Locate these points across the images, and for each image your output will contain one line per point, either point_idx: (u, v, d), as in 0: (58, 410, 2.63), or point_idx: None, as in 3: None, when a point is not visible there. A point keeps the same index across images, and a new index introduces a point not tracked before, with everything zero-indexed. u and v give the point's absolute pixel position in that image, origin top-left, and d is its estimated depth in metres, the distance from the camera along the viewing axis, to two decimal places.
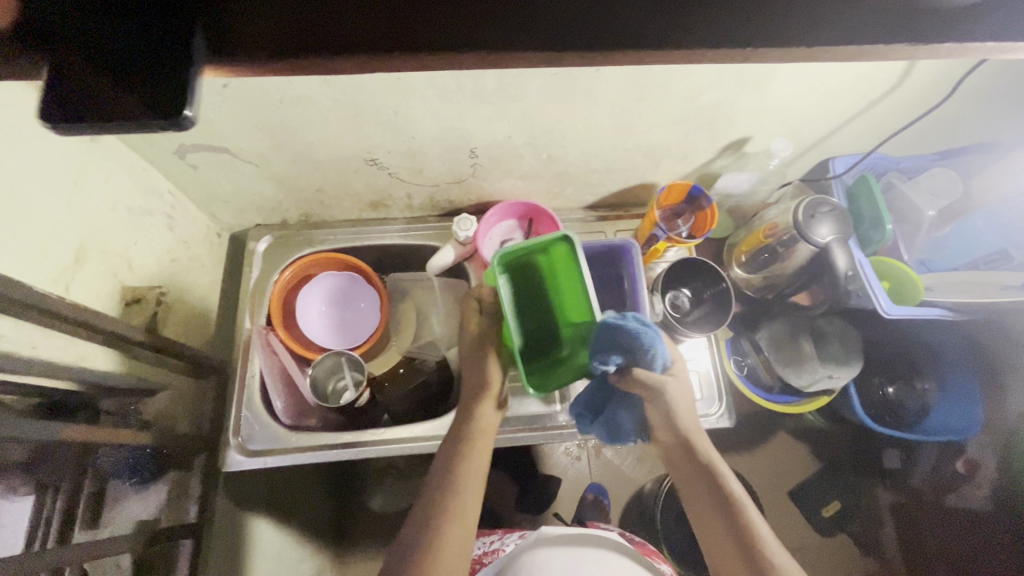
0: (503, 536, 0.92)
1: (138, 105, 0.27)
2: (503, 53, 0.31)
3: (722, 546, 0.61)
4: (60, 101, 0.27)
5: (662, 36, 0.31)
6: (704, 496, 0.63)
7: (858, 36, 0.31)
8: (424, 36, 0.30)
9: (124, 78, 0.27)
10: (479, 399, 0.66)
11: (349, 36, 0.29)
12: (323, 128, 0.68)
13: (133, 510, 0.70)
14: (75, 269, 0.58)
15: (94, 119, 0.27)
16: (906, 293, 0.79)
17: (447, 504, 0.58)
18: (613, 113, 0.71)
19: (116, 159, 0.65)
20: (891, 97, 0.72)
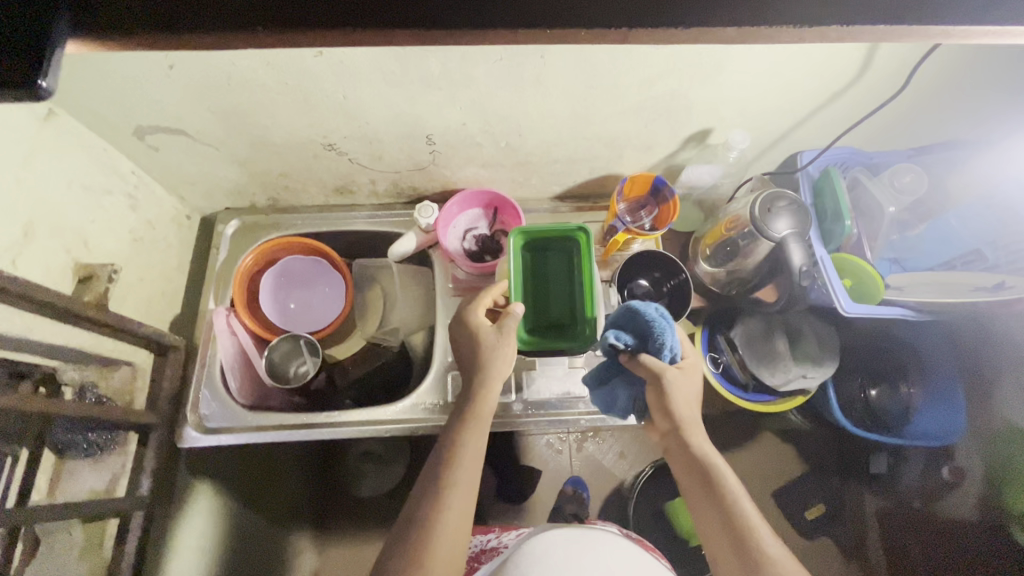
0: (502, 534, 0.91)
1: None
2: (374, 33, 0.31)
3: (716, 542, 0.58)
4: None
5: (532, 15, 0.31)
6: (698, 487, 0.61)
7: (712, 19, 0.32)
8: (291, 12, 0.30)
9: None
10: (483, 377, 0.64)
11: (216, 12, 0.30)
12: (276, 112, 0.69)
13: (88, 481, 0.72)
14: (23, 244, 0.59)
15: None
16: (867, 292, 0.78)
17: (445, 481, 0.58)
18: (565, 101, 0.70)
19: (71, 138, 0.66)
20: (852, 89, 0.70)
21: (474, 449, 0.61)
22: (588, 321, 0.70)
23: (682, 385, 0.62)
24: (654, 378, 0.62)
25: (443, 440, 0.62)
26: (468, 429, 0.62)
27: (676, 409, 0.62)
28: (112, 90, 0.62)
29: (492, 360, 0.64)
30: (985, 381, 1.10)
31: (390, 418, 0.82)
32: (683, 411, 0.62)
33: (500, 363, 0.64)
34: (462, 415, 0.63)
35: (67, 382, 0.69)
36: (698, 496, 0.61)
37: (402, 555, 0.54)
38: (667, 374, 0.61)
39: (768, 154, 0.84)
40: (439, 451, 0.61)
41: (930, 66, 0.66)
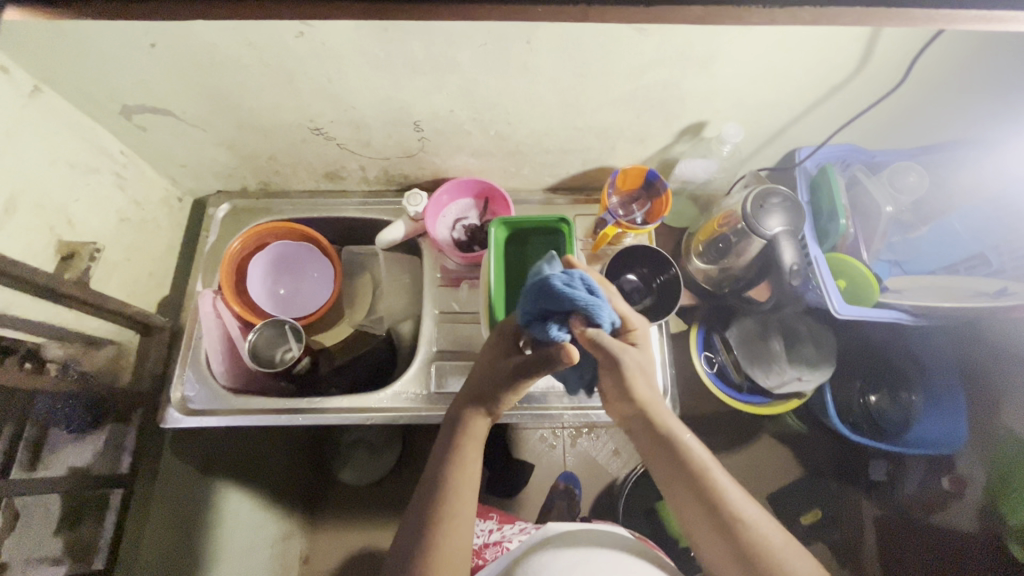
0: (503, 529, 0.91)
1: None
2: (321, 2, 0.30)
3: (698, 524, 0.58)
4: None
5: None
6: (667, 463, 0.60)
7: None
8: None
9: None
10: (472, 409, 0.62)
11: None
12: (261, 93, 0.68)
13: (70, 457, 0.72)
14: (4, 219, 0.60)
15: None
16: (860, 294, 0.75)
17: (441, 515, 0.56)
18: (554, 89, 0.69)
19: (56, 115, 0.66)
20: (852, 82, 0.67)
21: (467, 480, 0.59)
22: None
23: (643, 367, 0.60)
24: (615, 364, 0.59)
25: (430, 474, 0.59)
26: (456, 462, 0.59)
27: (636, 391, 0.60)
28: (97, 67, 0.62)
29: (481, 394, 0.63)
30: (994, 392, 1.07)
31: (371, 407, 0.81)
32: (642, 395, 0.60)
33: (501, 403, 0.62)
34: (450, 451, 0.60)
35: (52, 359, 0.69)
36: (669, 471, 0.60)
37: None
38: (624, 357, 0.58)
39: (766, 150, 0.82)
40: (430, 485, 0.59)
41: (929, 61, 0.65)
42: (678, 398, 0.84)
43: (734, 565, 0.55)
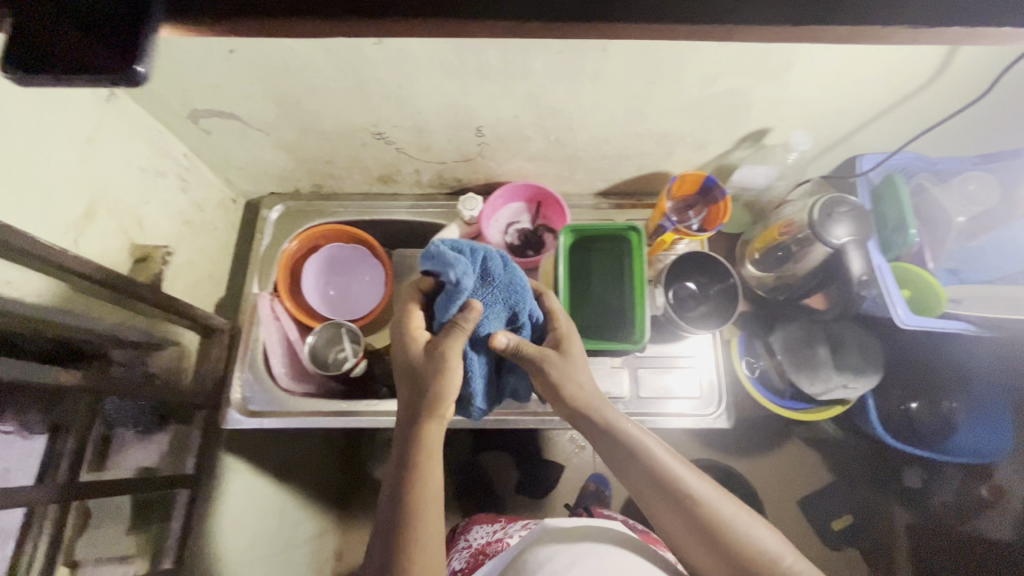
0: (507, 526, 0.89)
1: (84, 59, 0.27)
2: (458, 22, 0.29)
3: (661, 509, 0.57)
4: (24, 56, 0.27)
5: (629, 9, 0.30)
6: (613, 452, 0.60)
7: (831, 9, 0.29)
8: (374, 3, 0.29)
9: (90, 37, 0.28)
10: (416, 417, 0.57)
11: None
12: (328, 99, 0.69)
13: (135, 457, 0.74)
14: (84, 224, 0.60)
15: (43, 68, 0.27)
16: (926, 301, 0.74)
17: (411, 535, 0.51)
18: (623, 96, 0.68)
19: (129, 120, 0.67)
20: (923, 91, 0.66)
21: (430, 492, 0.53)
22: (641, 320, 0.67)
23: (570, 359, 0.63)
24: (538, 367, 0.63)
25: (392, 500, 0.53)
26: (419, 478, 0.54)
27: (569, 385, 0.62)
28: (174, 73, 0.63)
29: (420, 399, 0.57)
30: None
31: None
32: (581, 387, 0.62)
33: (440, 397, 0.57)
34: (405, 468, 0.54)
35: (116, 360, 0.70)
36: (615, 460, 0.60)
37: None
38: (547, 366, 0.62)
39: (825, 157, 0.81)
40: (391, 509, 0.53)
41: (1016, 74, 0.64)
42: (731, 405, 0.84)
43: (699, 544, 0.55)
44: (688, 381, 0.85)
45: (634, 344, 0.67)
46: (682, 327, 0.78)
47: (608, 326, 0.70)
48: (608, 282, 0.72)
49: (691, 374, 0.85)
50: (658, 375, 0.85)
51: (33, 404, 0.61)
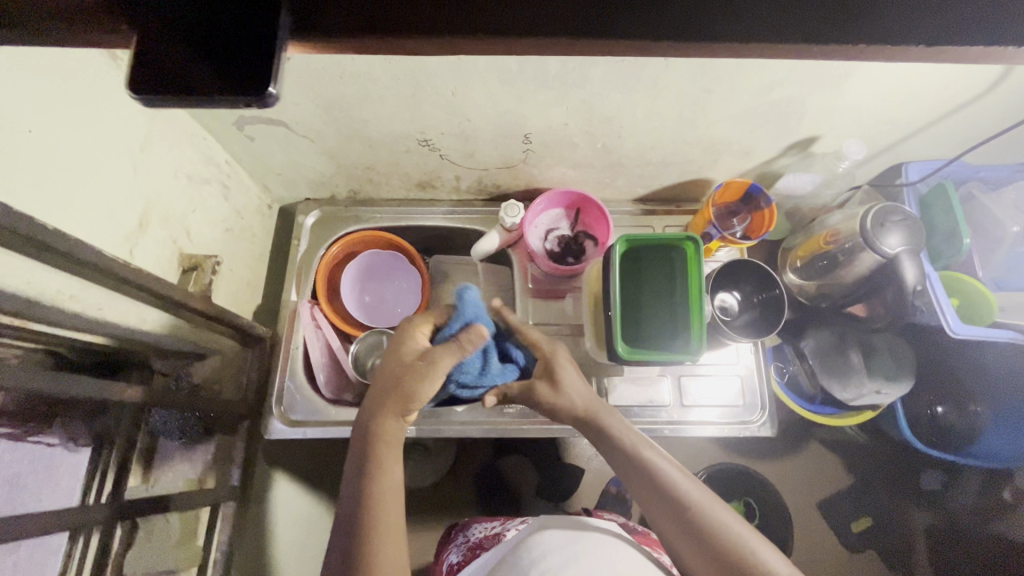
0: (507, 521, 0.87)
1: (208, 79, 0.26)
2: (586, 36, 0.29)
3: (655, 509, 0.57)
4: (153, 76, 0.26)
5: (756, 30, 0.29)
6: (612, 459, 0.62)
7: (950, 32, 0.28)
8: (496, 23, 0.29)
9: (209, 58, 0.27)
10: (384, 410, 0.61)
11: (427, 14, 0.28)
12: (379, 106, 0.67)
13: (181, 469, 0.74)
14: (138, 234, 0.59)
15: (169, 91, 0.26)
16: (974, 311, 0.75)
17: (370, 517, 0.54)
18: (677, 104, 0.68)
19: (177, 127, 0.65)
20: (979, 101, 0.66)
21: (390, 482, 0.57)
22: (701, 327, 0.66)
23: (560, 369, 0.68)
24: (528, 393, 0.69)
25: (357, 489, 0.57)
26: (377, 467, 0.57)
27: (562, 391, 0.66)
28: None
29: (387, 392, 0.62)
30: None
31: (471, 421, 0.82)
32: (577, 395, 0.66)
33: (412, 395, 0.62)
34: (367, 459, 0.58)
35: (160, 371, 0.70)
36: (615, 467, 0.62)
37: None
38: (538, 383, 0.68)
39: (869, 164, 0.81)
40: (352, 496, 0.56)
41: None
42: (774, 413, 0.84)
43: (694, 548, 0.54)
44: (728, 389, 0.85)
45: (689, 356, 0.66)
46: (727, 335, 0.78)
47: (660, 337, 0.69)
48: (659, 290, 0.71)
49: (732, 381, 0.85)
50: (698, 382, 0.85)
51: (77, 415, 0.63)
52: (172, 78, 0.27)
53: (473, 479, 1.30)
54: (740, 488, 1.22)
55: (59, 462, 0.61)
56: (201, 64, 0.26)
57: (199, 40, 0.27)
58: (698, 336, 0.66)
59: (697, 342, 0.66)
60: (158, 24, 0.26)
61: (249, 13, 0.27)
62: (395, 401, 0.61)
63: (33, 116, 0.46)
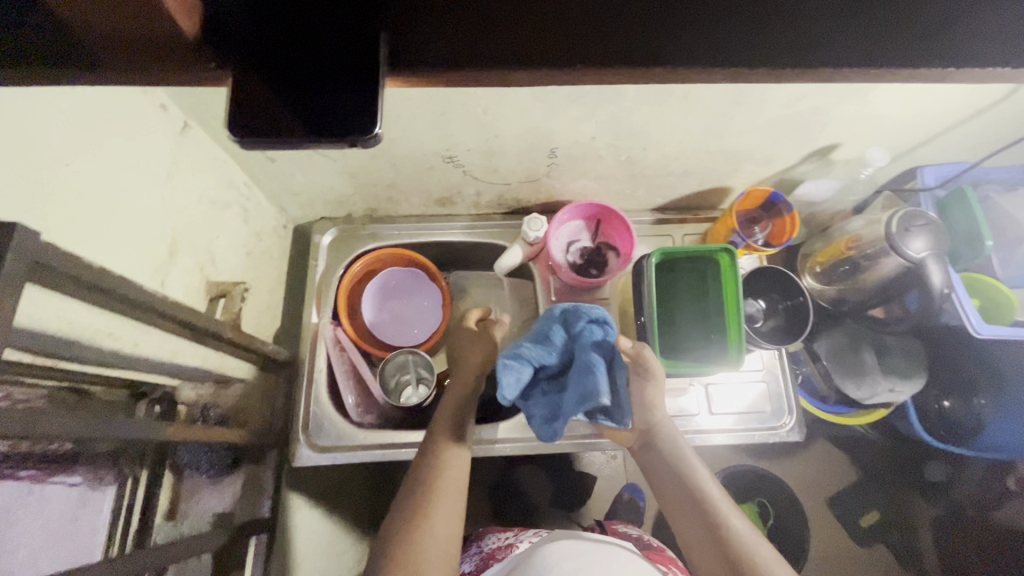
0: (520, 533, 0.83)
1: (301, 121, 0.27)
2: (681, 65, 0.29)
3: (695, 542, 0.55)
4: (250, 121, 0.26)
5: (851, 51, 0.28)
6: (666, 478, 0.59)
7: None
8: (587, 51, 0.28)
9: (293, 104, 0.27)
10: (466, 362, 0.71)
11: (520, 47, 0.28)
12: (407, 125, 0.66)
13: (207, 502, 0.72)
14: (169, 264, 0.58)
15: (261, 132, 0.26)
16: (998, 312, 0.76)
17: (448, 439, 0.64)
18: (705, 117, 0.68)
19: (201, 152, 0.63)
20: (996, 107, 0.68)
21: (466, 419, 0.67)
22: (739, 337, 0.66)
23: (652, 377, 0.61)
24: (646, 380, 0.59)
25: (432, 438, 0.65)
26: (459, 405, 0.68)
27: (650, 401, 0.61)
28: None
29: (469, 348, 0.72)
30: None
31: (502, 439, 0.81)
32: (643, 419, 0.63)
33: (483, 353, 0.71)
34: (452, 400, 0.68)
35: (184, 401, 0.66)
36: (668, 488, 0.59)
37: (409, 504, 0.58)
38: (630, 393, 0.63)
39: (885, 169, 0.82)
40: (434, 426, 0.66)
41: None
42: (802, 417, 0.84)
43: None
44: (755, 395, 0.85)
45: (728, 365, 0.66)
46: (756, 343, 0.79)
47: (696, 346, 0.70)
48: (693, 301, 0.72)
49: (758, 387, 0.86)
50: (725, 389, 0.85)
51: (102, 456, 0.59)
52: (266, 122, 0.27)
53: (485, 491, 1.25)
54: (756, 490, 1.22)
55: (86, 503, 0.58)
56: (290, 112, 0.27)
57: (287, 88, 0.27)
58: (738, 342, 0.66)
59: (737, 347, 0.67)
60: (245, 68, 0.26)
61: (340, 59, 0.27)
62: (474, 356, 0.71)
63: (67, 149, 0.44)
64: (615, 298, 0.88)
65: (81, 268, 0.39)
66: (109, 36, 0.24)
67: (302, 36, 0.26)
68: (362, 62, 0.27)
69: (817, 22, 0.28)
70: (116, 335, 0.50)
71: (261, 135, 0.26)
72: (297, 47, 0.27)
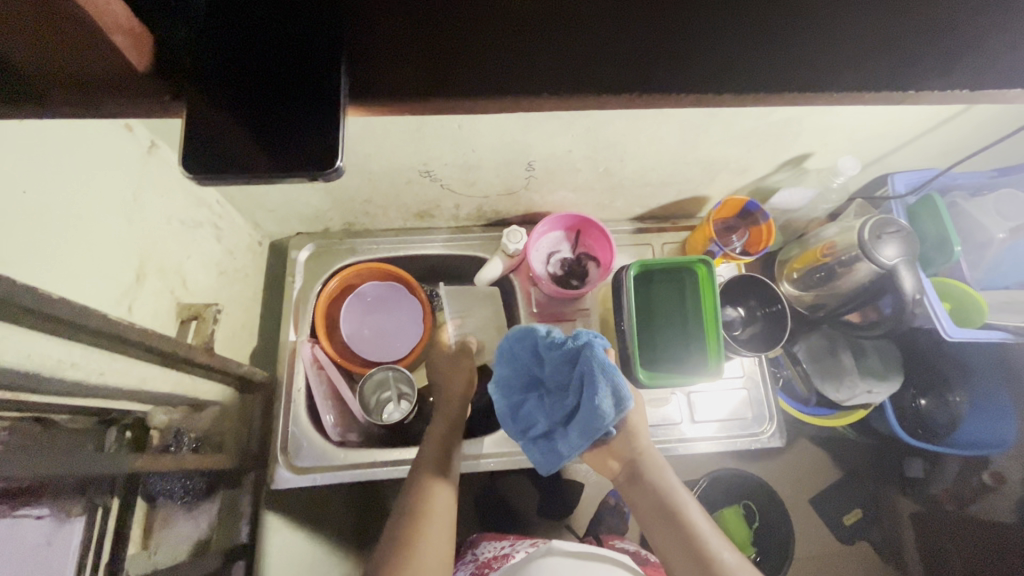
0: (517, 543, 0.82)
1: (260, 153, 0.26)
2: (646, 95, 0.29)
3: (677, 563, 0.55)
4: (208, 156, 0.26)
5: (816, 77, 0.28)
6: (649, 506, 0.59)
7: (986, 77, 0.29)
8: (550, 85, 0.28)
9: (255, 137, 0.26)
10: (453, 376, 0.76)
11: (484, 79, 0.28)
12: (382, 141, 0.66)
13: (182, 530, 0.70)
14: (136, 288, 0.56)
15: (221, 167, 0.26)
16: (969, 313, 0.78)
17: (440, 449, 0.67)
18: (679, 130, 0.68)
19: (169, 171, 0.61)
20: (960, 117, 0.69)
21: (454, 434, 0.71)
22: (719, 348, 0.66)
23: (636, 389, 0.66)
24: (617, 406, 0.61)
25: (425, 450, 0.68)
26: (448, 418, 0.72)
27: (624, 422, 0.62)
28: None
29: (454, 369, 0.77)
30: None
31: (487, 453, 0.80)
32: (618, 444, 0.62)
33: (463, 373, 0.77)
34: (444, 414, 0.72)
35: (155, 427, 0.65)
36: (652, 517, 0.58)
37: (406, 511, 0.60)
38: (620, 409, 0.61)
39: (856, 177, 0.84)
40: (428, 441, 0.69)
41: None
42: (783, 422, 0.85)
43: None
44: (738, 402, 0.86)
45: (709, 374, 0.66)
46: (735, 350, 0.79)
47: (677, 355, 0.70)
48: (672, 312, 0.72)
49: (740, 394, 0.86)
50: (707, 397, 0.86)
51: (70, 491, 0.57)
52: (226, 155, 0.26)
53: (471, 503, 1.24)
54: (742, 493, 1.22)
55: (58, 534, 0.55)
56: (250, 144, 0.26)
57: (249, 119, 0.26)
58: (717, 353, 0.67)
59: (716, 358, 0.67)
60: (201, 100, 0.26)
61: (302, 96, 0.26)
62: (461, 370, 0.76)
63: (25, 177, 0.42)
64: (596, 308, 0.88)
65: (33, 299, 0.37)
66: (48, 68, 0.23)
67: (266, 73, 0.26)
68: (329, 99, 0.26)
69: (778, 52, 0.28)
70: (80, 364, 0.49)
71: (231, 171, 0.26)
72: (265, 84, 0.27)
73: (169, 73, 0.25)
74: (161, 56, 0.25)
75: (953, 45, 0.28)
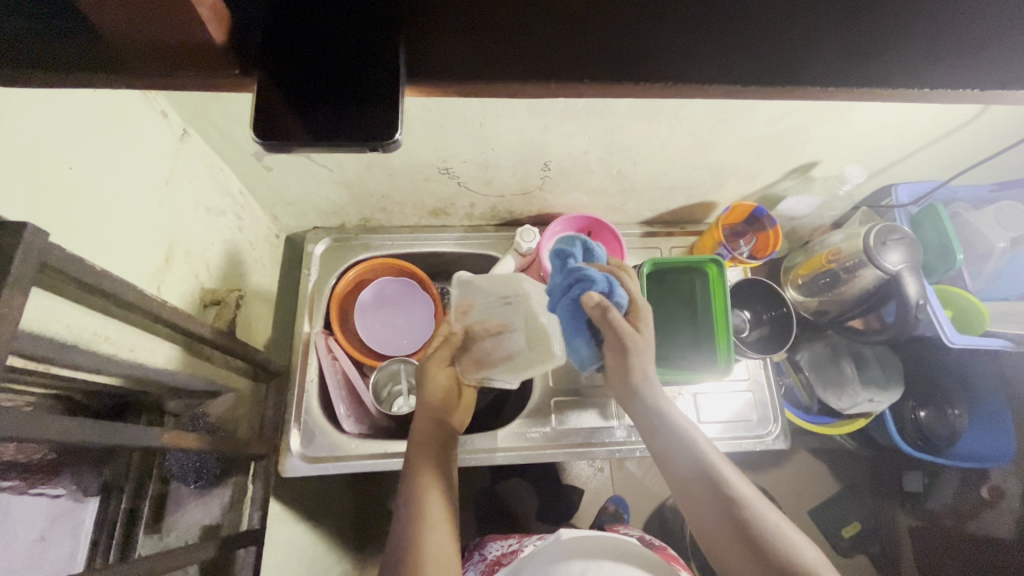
0: (523, 539, 0.82)
1: (303, 129, 0.28)
2: (671, 85, 0.30)
3: (714, 530, 0.54)
4: (267, 122, 0.28)
5: (839, 71, 0.29)
6: (684, 472, 0.57)
7: (1004, 77, 0.29)
8: (577, 68, 0.29)
9: (306, 114, 0.28)
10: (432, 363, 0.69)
11: (523, 60, 0.29)
12: (404, 137, 0.68)
13: (194, 515, 0.70)
14: (164, 270, 0.58)
15: (270, 138, 0.28)
16: (970, 322, 0.80)
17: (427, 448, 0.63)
18: (691, 135, 0.71)
19: (198, 159, 0.63)
20: (963, 129, 0.72)
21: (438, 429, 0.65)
22: (728, 348, 0.68)
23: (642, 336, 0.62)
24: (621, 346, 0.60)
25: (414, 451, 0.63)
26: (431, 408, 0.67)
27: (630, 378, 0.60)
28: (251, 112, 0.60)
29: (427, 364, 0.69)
30: None
31: (496, 449, 0.80)
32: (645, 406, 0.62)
33: (440, 362, 0.68)
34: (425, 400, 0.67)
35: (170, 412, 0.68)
36: (687, 483, 0.57)
37: (405, 518, 0.57)
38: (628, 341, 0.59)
39: (862, 186, 0.86)
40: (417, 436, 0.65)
41: None
42: (787, 425, 0.86)
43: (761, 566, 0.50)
44: (742, 404, 0.87)
45: (717, 373, 0.68)
46: (742, 352, 0.81)
47: (681, 356, 0.72)
48: (682, 311, 0.74)
49: (744, 397, 0.87)
50: (711, 398, 0.87)
51: (85, 469, 0.62)
52: (278, 125, 0.28)
53: (470, 505, 1.24)
54: None
55: (60, 521, 0.59)
56: (297, 117, 0.28)
57: (299, 89, 0.28)
58: (728, 351, 0.68)
59: (726, 356, 0.69)
60: (265, 74, 0.27)
61: (362, 73, 0.28)
62: (442, 356, 0.69)
63: (70, 153, 0.44)
64: None
65: (78, 268, 0.38)
66: (129, 39, 0.25)
67: (329, 50, 0.28)
68: (374, 92, 0.28)
69: (808, 44, 0.29)
70: (113, 339, 0.49)
71: (270, 136, 0.27)
72: (322, 59, 0.28)
73: (242, 48, 0.27)
74: (234, 29, 0.26)
75: (980, 38, 0.29)
